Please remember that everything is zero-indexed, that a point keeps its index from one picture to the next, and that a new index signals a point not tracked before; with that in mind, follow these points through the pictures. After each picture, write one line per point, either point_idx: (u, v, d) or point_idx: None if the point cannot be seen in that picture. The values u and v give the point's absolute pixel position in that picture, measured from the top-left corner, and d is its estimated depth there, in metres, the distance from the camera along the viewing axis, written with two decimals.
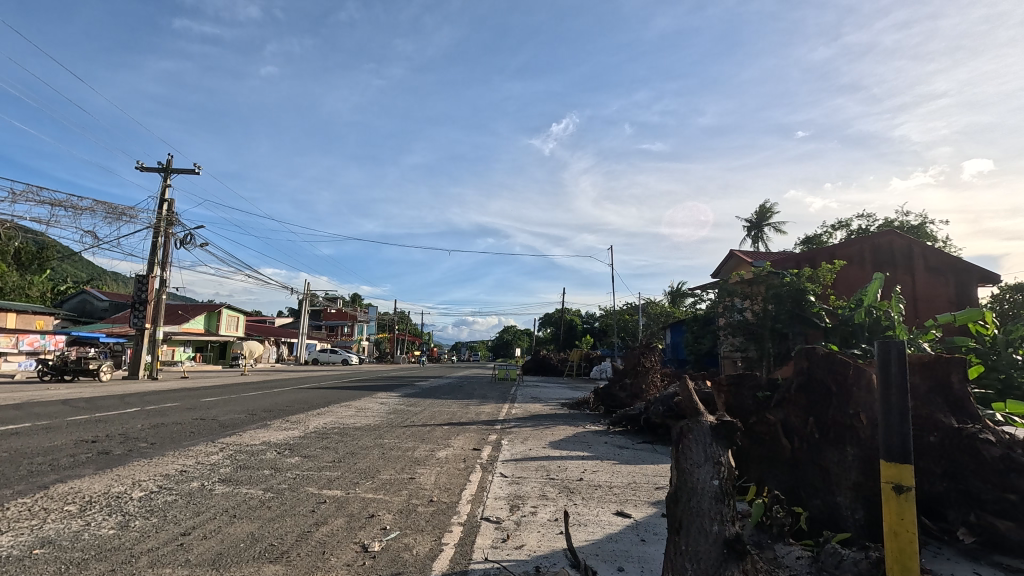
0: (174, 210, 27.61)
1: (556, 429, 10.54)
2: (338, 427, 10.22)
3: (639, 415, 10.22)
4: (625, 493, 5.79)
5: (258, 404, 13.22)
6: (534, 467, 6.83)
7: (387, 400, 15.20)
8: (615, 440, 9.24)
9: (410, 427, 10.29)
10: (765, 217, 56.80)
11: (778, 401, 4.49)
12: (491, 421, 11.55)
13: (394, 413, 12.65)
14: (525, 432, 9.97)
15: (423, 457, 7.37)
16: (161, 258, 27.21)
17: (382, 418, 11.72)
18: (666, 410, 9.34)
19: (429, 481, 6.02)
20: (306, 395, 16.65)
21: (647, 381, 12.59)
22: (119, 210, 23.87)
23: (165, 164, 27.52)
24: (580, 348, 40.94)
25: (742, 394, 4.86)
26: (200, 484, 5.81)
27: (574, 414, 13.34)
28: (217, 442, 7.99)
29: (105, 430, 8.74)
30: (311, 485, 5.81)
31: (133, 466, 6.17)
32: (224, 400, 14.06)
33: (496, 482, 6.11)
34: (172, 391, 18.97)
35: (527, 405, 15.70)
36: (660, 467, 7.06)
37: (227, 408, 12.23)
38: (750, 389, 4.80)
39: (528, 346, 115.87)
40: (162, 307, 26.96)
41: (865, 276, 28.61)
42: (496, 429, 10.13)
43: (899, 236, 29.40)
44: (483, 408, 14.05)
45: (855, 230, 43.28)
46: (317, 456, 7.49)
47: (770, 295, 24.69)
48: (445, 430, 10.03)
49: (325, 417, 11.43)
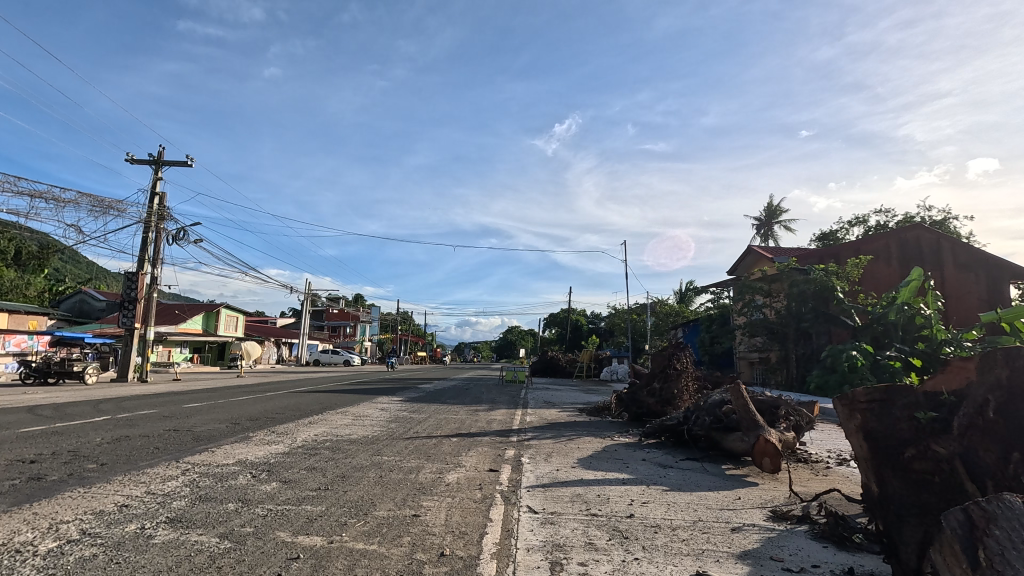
0: (166, 204, 26.35)
1: (581, 442, 9.21)
2: (331, 440, 8.89)
3: (679, 426, 8.86)
4: (696, 539, 4.41)
5: (245, 412, 11.88)
6: (568, 497, 5.49)
7: (388, 406, 13.82)
8: (655, 456, 7.92)
9: (413, 440, 8.96)
10: (775, 215, 55.41)
11: (959, 429, 3.46)
12: (506, 432, 10.21)
13: (395, 422, 11.28)
14: (547, 446, 8.66)
15: (429, 483, 6.01)
16: (152, 254, 25.97)
17: (382, 428, 10.38)
18: (714, 422, 7.99)
19: (438, 521, 4.67)
20: (300, 400, 15.29)
21: (679, 386, 11.26)
22: (106, 203, 22.73)
23: (156, 156, 26.31)
24: (589, 348, 39.62)
25: (892, 415, 3.72)
26: (138, 526, 4.44)
27: (596, 423, 11.94)
28: (181, 463, 6.65)
29: (52, 446, 7.40)
30: (282, 529, 4.42)
31: (58, 502, 4.83)
32: (209, 407, 12.73)
33: (524, 521, 4.75)
34: (161, 394, 17.73)
35: (541, 411, 14.34)
36: (724, 497, 5.70)
37: (208, 417, 10.90)
38: (902, 410, 3.70)
39: (533, 346, 114.69)
40: (153, 306, 25.62)
41: (892, 273, 27.28)
42: (512, 442, 8.81)
43: (927, 230, 27.83)
44: (493, 414, 12.73)
45: (872, 227, 41.84)
46: (299, 481, 6.12)
47: (793, 293, 23.40)
48: (454, 444, 8.70)
49: (318, 427, 10.09)
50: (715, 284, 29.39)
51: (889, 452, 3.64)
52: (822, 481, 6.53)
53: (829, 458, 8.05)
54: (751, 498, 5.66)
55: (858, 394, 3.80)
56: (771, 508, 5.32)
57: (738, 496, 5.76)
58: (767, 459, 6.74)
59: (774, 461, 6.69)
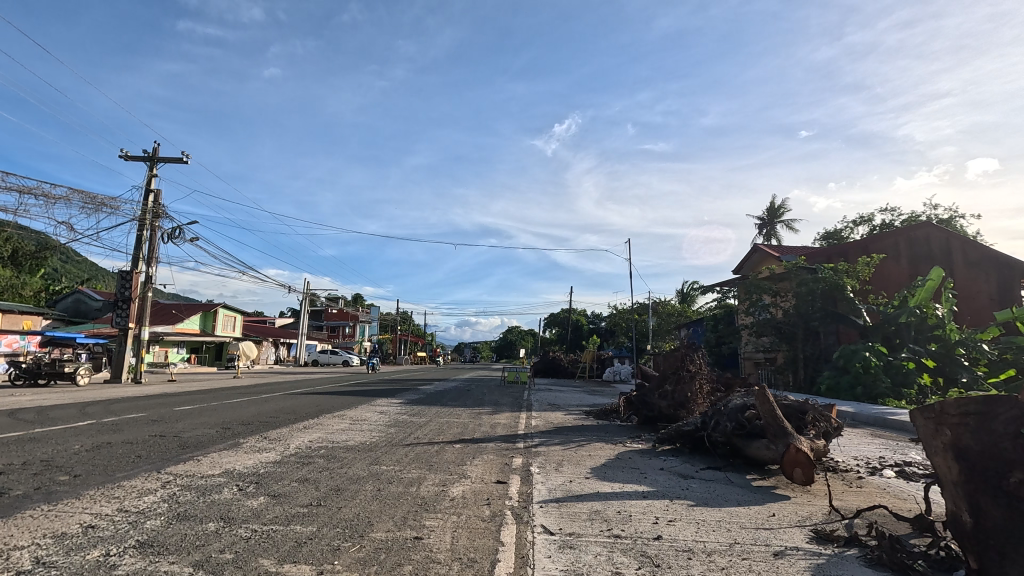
0: (161, 201, 25.84)
1: (592, 448, 8.71)
2: (326, 447, 8.37)
3: (696, 432, 8.37)
4: (735, 566, 3.89)
5: (238, 416, 11.36)
6: (586, 515, 4.98)
7: (388, 409, 13.30)
8: (673, 464, 7.43)
9: (412, 448, 8.44)
10: (778, 214, 54.89)
11: None
12: (511, 437, 9.69)
13: (395, 426, 10.75)
14: (556, 453, 8.15)
15: (432, 499, 5.48)
16: (147, 253, 25.42)
17: (380, 434, 9.85)
18: (736, 427, 7.49)
19: (441, 545, 4.14)
20: (296, 402, 14.79)
21: (694, 389, 10.72)
22: (98, 200, 22.19)
23: (151, 152, 25.79)
24: (592, 349, 39.16)
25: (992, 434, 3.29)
26: (101, 553, 3.89)
27: (604, 427, 11.43)
28: (162, 474, 6.11)
29: (24, 455, 6.83)
30: (266, 556, 3.88)
31: (14, 523, 4.28)
32: (201, 410, 12.21)
33: (540, 545, 4.21)
34: (154, 396, 17.24)
35: (545, 414, 13.82)
36: (756, 514, 5.19)
37: (198, 421, 10.36)
38: (1005, 426, 3.25)
39: (533, 346, 114.16)
40: (147, 306, 25.09)
41: (901, 271, 26.82)
42: (519, 450, 8.30)
43: (936, 228, 27.31)
44: (497, 418, 12.21)
45: (877, 225, 41.31)
46: (289, 495, 5.58)
47: (801, 291, 22.96)
48: (457, 451, 8.18)
49: (314, 432, 9.57)
50: (719, 283, 28.86)
51: (987, 477, 3.30)
52: (859, 494, 6.03)
53: (858, 468, 7.57)
54: (787, 516, 5.15)
55: (948, 407, 3.44)
56: (813, 527, 4.81)
57: (772, 512, 5.26)
58: (800, 470, 6.21)
59: (807, 472, 6.16)
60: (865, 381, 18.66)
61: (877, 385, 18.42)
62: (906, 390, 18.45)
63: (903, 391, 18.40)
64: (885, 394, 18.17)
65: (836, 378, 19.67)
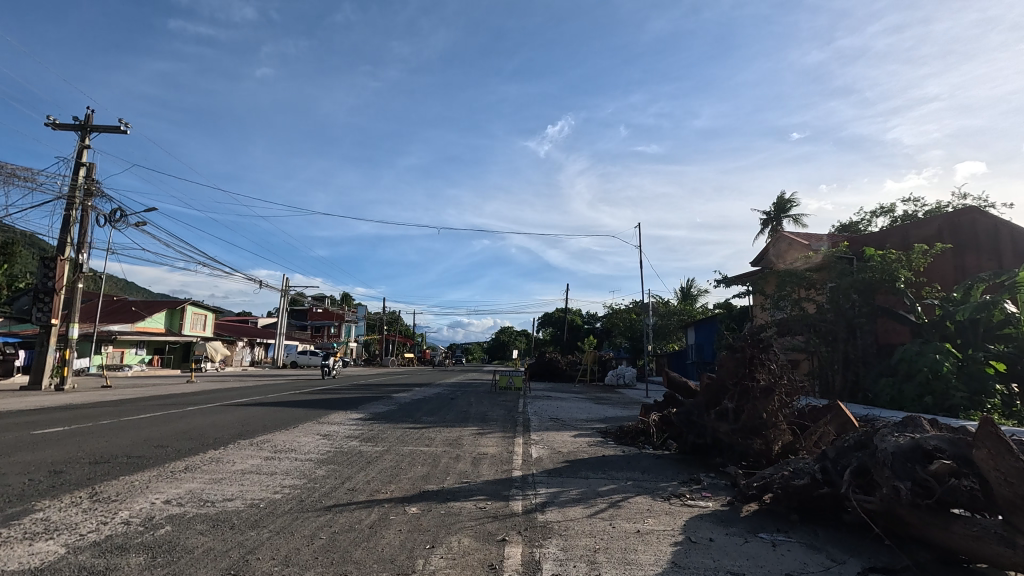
0: (94, 177, 22.18)
1: (638, 513, 5.23)
2: (181, 517, 4.80)
3: (813, 490, 4.88)
4: None
5: (100, 446, 7.77)
6: None
7: (333, 432, 9.77)
8: (804, 565, 3.99)
9: (326, 519, 4.88)
10: (785, 209, 51.50)
11: None
12: (503, 486, 6.19)
13: (329, 465, 7.20)
14: (581, 529, 4.68)
15: None
16: (77, 237, 21.68)
17: (300, 480, 6.35)
18: (915, 492, 4.11)
19: None
20: (219, 418, 11.30)
21: (770, 409, 7.11)
22: (7, 170, 18.51)
23: (83, 120, 22.07)
24: (592, 350, 35.72)
25: None
26: None
27: (636, 459, 8.08)
28: None
29: None
30: None
31: None
32: (63, 435, 8.66)
33: None
34: (52, 408, 13.64)
35: (548, 435, 10.32)
36: None
37: (16, 461, 6.70)
38: None
39: (526, 349, 110.96)
40: (76, 298, 21.34)
41: (944, 261, 23.57)
42: (518, 523, 4.78)
43: (984, 214, 23.95)
44: (484, 446, 8.76)
45: (898, 216, 37.82)
46: None
47: (844, 284, 19.46)
48: (406, 528, 4.64)
49: (190, 481, 5.98)
50: (738, 277, 25.45)
51: None
52: None
53: None
54: None
55: None
56: None
57: None
58: None
59: None
60: (936, 389, 15.34)
61: (950, 396, 15.13)
62: (987, 400, 15.31)
63: (984, 401, 15.21)
64: (962, 406, 14.90)
65: (898, 386, 16.22)
